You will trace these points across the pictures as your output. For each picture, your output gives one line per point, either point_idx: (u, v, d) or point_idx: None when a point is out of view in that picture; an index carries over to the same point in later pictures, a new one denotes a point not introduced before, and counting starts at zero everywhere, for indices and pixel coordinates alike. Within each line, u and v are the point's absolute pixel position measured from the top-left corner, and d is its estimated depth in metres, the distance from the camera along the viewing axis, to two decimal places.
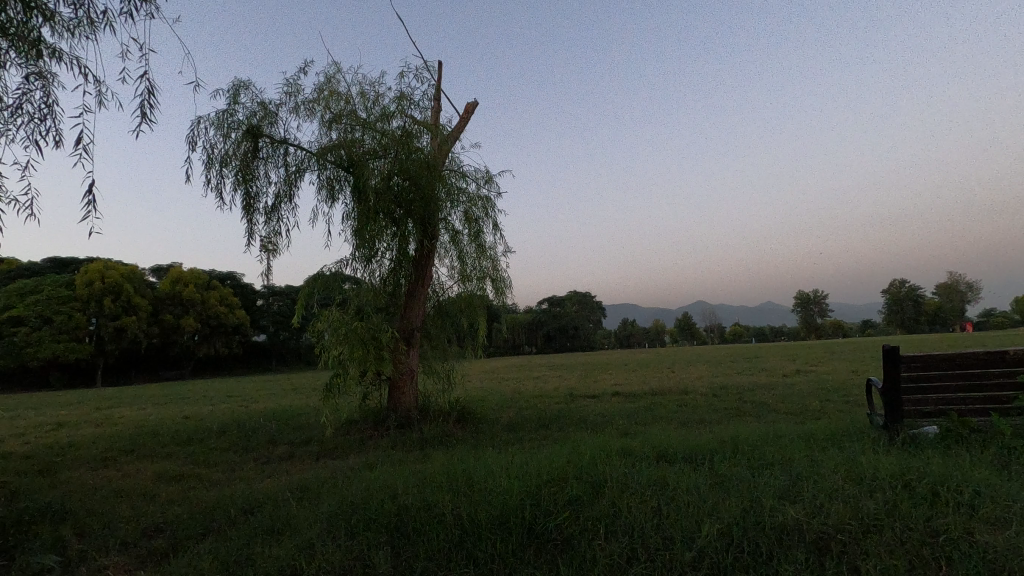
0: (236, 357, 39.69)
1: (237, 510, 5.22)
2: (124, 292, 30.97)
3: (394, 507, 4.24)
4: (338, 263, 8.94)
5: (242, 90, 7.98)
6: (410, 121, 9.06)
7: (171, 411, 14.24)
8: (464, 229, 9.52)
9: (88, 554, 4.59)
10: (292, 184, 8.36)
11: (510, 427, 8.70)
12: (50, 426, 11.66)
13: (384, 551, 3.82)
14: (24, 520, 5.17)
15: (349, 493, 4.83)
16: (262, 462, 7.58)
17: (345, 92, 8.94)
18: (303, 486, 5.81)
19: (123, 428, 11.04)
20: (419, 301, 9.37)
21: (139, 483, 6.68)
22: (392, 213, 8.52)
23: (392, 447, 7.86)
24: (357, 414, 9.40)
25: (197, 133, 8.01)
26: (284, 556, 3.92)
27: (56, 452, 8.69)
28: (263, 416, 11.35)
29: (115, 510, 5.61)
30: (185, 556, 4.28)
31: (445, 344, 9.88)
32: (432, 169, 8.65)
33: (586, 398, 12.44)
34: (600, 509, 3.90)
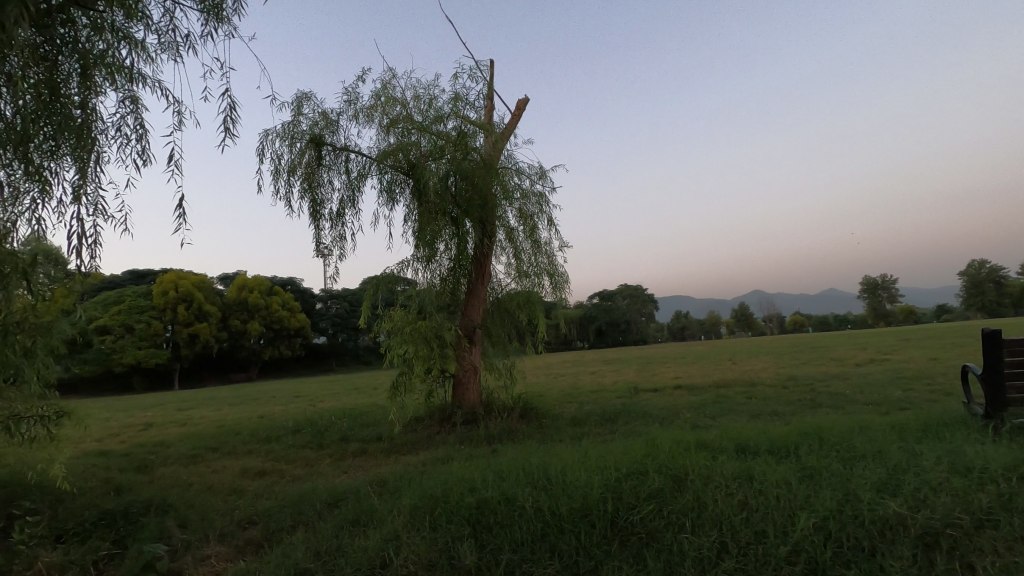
0: (299, 360, 41.44)
1: (322, 503, 5.46)
2: (196, 300, 32.90)
3: (475, 500, 4.33)
4: (400, 264, 9.19)
5: (304, 101, 8.27)
6: (464, 122, 9.17)
7: (245, 411, 15.02)
8: (519, 226, 9.60)
9: (192, 543, 4.93)
10: (354, 190, 8.63)
11: (576, 421, 8.70)
12: (143, 425, 12.61)
13: (469, 544, 3.92)
14: (132, 512, 5.58)
15: (429, 487, 4.96)
16: (337, 458, 7.90)
17: (400, 97, 9.12)
18: (381, 480, 6.01)
19: (205, 428, 11.76)
20: (479, 298, 9.50)
21: (228, 478, 7.10)
22: (451, 213, 8.67)
23: (461, 442, 8.02)
24: (423, 411, 9.63)
25: (266, 145, 8.38)
26: (374, 546, 4.05)
27: (152, 450, 9.37)
28: (332, 414, 11.84)
29: (211, 503, 5.99)
30: (280, 547, 4.51)
31: (506, 341, 9.98)
32: (489, 168, 8.74)
33: (648, 392, 12.25)
34: (684, 503, 3.85)
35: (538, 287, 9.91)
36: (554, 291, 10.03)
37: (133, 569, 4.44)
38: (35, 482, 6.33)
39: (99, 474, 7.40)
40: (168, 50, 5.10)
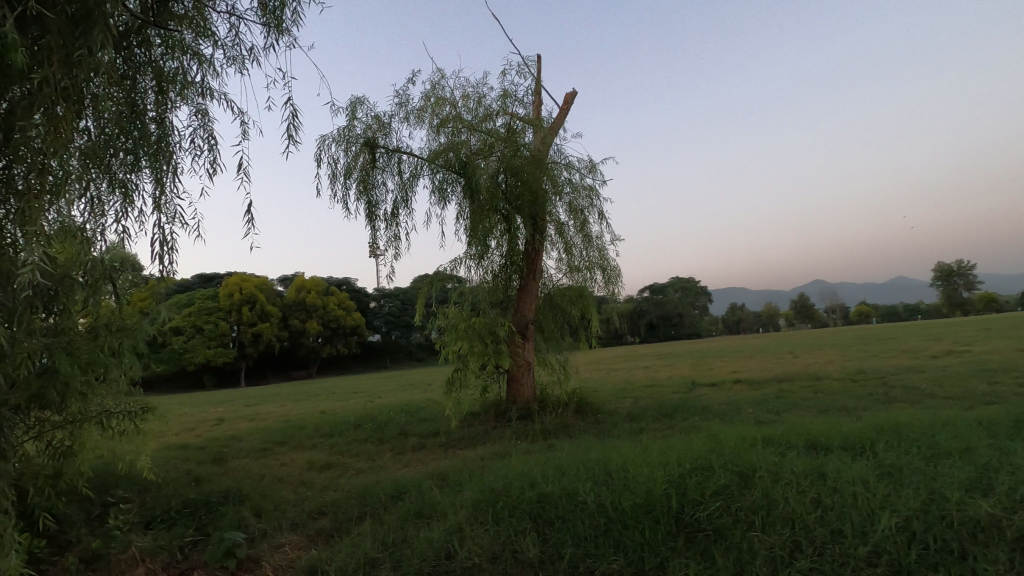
0: (355, 357, 42.79)
1: (386, 496, 5.62)
2: (259, 301, 34.49)
3: (536, 495, 4.36)
4: (452, 262, 9.33)
5: (358, 106, 8.50)
6: (513, 119, 9.18)
7: (308, 407, 15.65)
8: (569, 220, 9.60)
9: (267, 532, 5.19)
10: (407, 191, 8.82)
11: (632, 416, 8.62)
12: (215, 420, 13.35)
13: (532, 538, 3.95)
14: (212, 501, 5.93)
15: (490, 481, 5.03)
16: (398, 452, 8.12)
17: (449, 97, 9.22)
18: (441, 474, 6.14)
19: (271, 423, 12.33)
20: (531, 294, 9.53)
21: (296, 470, 7.43)
22: (502, 209, 8.74)
23: (517, 437, 8.09)
24: (478, 406, 9.76)
25: (323, 150, 8.68)
26: (438, 538, 4.14)
27: (224, 443, 9.91)
28: (390, 410, 12.16)
29: (283, 494, 6.28)
30: (349, 537, 4.68)
31: (559, 336, 9.96)
32: (538, 164, 8.76)
33: (706, 387, 11.97)
34: (752, 500, 3.77)
35: (590, 282, 9.88)
36: (605, 285, 9.98)
37: (216, 555, 4.71)
38: (124, 473, 6.81)
39: (179, 466, 7.88)
40: (234, 63, 5.35)
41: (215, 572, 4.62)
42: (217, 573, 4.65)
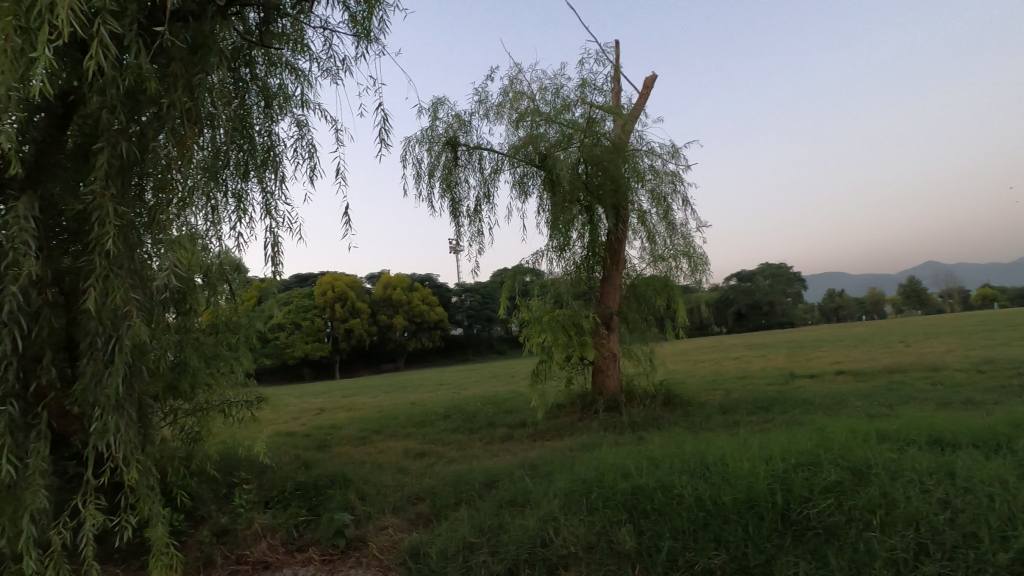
0: (440, 350, 44.23)
1: (480, 483, 5.81)
2: (350, 299, 36.50)
3: (630, 486, 4.34)
4: (534, 255, 9.41)
5: (440, 106, 8.74)
6: (591, 108, 9.07)
7: (398, 397, 16.39)
8: (652, 208, 9.39)
9: (372, 514, 5.53)
10: (489, 186, 8.98)
11: (725, 408, 8.33)
12: (316, 410, 14.30)
13: (627, 529, 3.95)
14: (321, 483, 6.39)
15: (582, 472, 5.05)
16: (487, 442, 8.34)
17: (527, 90, 9.23)
18: (531, 464, 6.25)
19: (367, 413, 13.04)
20: (614, 285, 9.39)
21: (394, 457, 7.84)
22: (583, 200, 8.70)
23: (604, 429, 8.06)
24: (564, 398, 9.82)
25: (408, 151, 9.01)
26: (533, 526, 4.22)
27: (326, 431, 10.60)
28: (476, 401, 12.49)
29: (383, 479, 6.65)
30: (448, 521, 4.88)
31: (644, 327, 9.75)
32: (619, 152, 8.62)
33: (805, 378, 11.29)
34: (869, 498, 3.67)
35: (676, 271, 9.62)
36: (691, 274, 9.70)
37: (328, 534, 5.09)
38: (244, 457, 7.48)
39: (289, 452, 8.54)
40: (328, 74, 5.68)
41: (329, 550, 5.00)
42: (330, 550, 5.03)
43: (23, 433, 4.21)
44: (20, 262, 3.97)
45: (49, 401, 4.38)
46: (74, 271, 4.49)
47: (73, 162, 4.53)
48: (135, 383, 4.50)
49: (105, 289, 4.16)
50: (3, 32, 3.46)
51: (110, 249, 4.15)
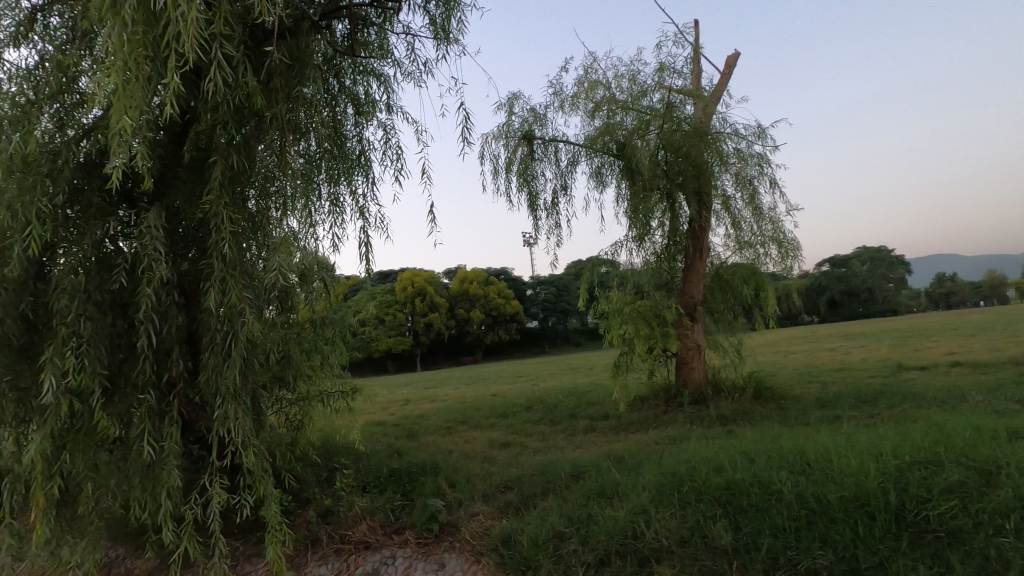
0: (516, 343, 44.72)
1: (567, 474, 5.86)
2: (429, 294, 37.69)
3: (725, 481, 4.23)
4: (614, 246, 9.30)
5: (515, 101, 8.81)
6: (670, 93, 8.80)
7: (478, 389, 16.75)
8: (737, 193, 9.00)
9: (463, 501, 5.71)
10: (566, 178, 8.96)
11: (823, 402, 7.85)
12: (402, 401, 14.92)
13: (723, 525, 3.86)
14: (414, 470, 6.70)
15: (672, 465, 4.97)
16: (570, 434, 8.36)
17: (602, 79, 9.07)
18: (617, 456, 6.22)
19: (450, 404, 13.44)
20: (698, 274, 9.07)
21: (480, 447, 8.06)
22: (663, 187, 8.47)
23: (691, 422, 7.85)
24: (646, 390, 9.64)
25: (485, 148, 9.16)
26: (623, 518, 4.20)
27: (413, 421, 11.06)
28: (556, 393, 12.52)
29: (472, 468, 6.88)
30: (537, 510, 4.97)
31: (731, 317, 9.35)
32: (701, 136, 8.31)
33: (914, 370, 10.42)
34: (1000, 501, 3.48)
35: (763, 257, 9.18)
36: (780, 261, 9.21)
37: (422, 518, 5.32)
38: (341, 444, 7.98)
39: (381, 440, 9.00)
40: (412, 77, 5.88)
41: (424, 534, 5.24)
42: (426, 534, 5.28)
43: (159, 420, 4.72)
44: (153, 266, 4.45)
45: (178, 390, 4.89)
46: (193, 273, 4.95)
47: (190, 174, 4.98)
48: (249, 374, 4.93)
49: (223, 289, 4.58)
50: (136, 61, 3.88)
51: (226, 252, 4.55)
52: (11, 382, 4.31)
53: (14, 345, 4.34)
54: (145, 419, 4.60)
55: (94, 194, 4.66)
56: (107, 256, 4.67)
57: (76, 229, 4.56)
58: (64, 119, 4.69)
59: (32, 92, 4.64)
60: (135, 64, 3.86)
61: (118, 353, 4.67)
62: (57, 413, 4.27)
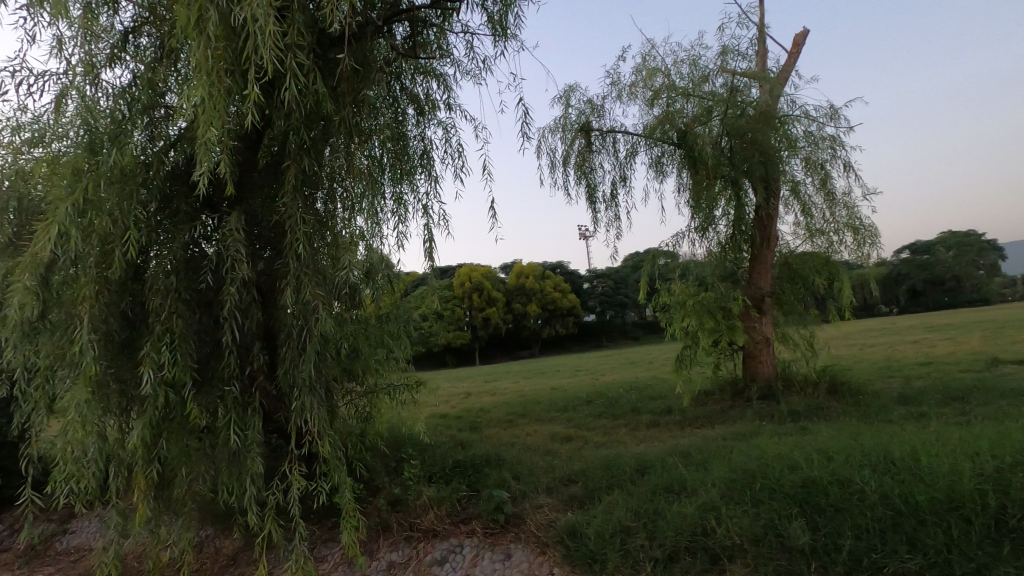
0: (573, 337, 44.49)
1: (632, 469, 5.81)
2: (486, 289, 38.09)
3: (801, 479, 4.09)
4: (675, 237, 9.08)
5: (572, 94, 8.75)
6: (734, 76, 8.49)
7: (537, 383, 16.80)
8: (807, 178, 8.57)
9: (526, 493, 5.75)
10: (625, 169, 8.82)
11: (907, 398, 7.38)
12: (463, 394, 15.20)
13: (800, 524, 3.74)
14: (478, 461, 6.82)
15: (743, 462, 4.84)
16: (633, 429, 8.26)
17: (661, 66, 8.85)
18: (683, 451, 6.09)
19: (509, 398, 13.56)
20: (765, 264, 8.73)
21: (542, 440, 8.10)
22: (727, 174, 8.17)
23: (760, 418, 7.57)
24: (711, 384, 9.37)
25: (542, 142, 9.16)
26: (692, 514, 4.13)
27: (475, 414, 11.25)
28: (616, 387, 12.38)
29: (535, 460, 6.93)
30: (603, 504, 4.96)
31: (802, 309, 8.91)
32: (768, 119, 7.96)
33: (1012, 365, 9.56)
34: None
35: (837, 245, 8.69)
36: (856, 249, 8.73)
37: (488, 508, 5.40)
38: (407, 435, 8.22)
39: (445, 432, 9.21)
40: (471, 75, 5.96)
41: (491, 524, 5.33)
42: (492, 524, 5.37)
43: (242, 410, 5.04)
44: (235, 266, 4.75)
45: (258, 383, 5.20)
46: (269, 272, 5.24)
47: (264, 178, 5.26)
48: (322, 368, 5.17)
49: (298, 287, 4.83)
50: (218, 74, 4.12)
51: (301, 252, 4.79)
52: (114, 375, 4.71)
53: (117, 341, 4.74)
54: (231, 409, 4.92)
55: (181, 200, 5.03)
56: (193, 258, 5.02)
57: (166, 233, 4.94)
58: (155, 132, 5.06)
59: (125, 109, 4.96)
60: (218, 78, 4.11)
61: (205, 348, 5.03)
62: (155, 403, 4.64)
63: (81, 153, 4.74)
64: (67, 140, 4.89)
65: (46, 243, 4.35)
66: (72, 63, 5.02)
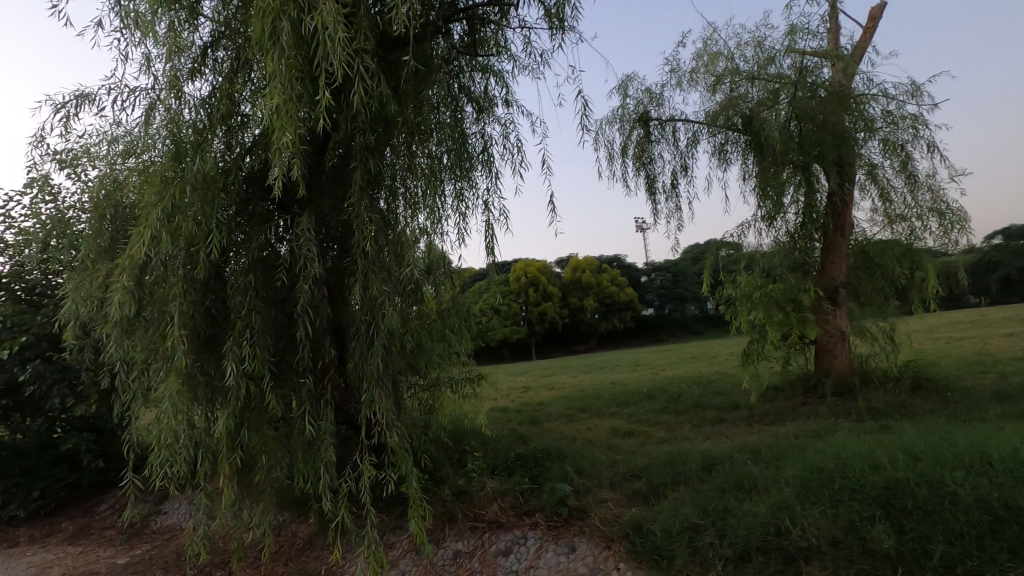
0: (631, 331, 43.80)
1: (698, 466, 5.67)
2: (542, 283, 38.10)
3: (884, 479, 4.02)
4: (740, 227, 8.76)
5: (629, 83, 8.59)
6: (803, 56, 8.08)
7: (596, 378, 16.67)
8: (886, 161, 8.06)
9: (590, 487, 5.71)
10: (686, 158, 8.58)
11: (1003, 396, 6.81)
12: (522, 388, 15.29)
13: (883, 527, 3.61)
14: (540, 454, 6.84)
15: (819, 461, 4.64)
16: (698, 425, 8.04)
17: (723, 50, 8.55)
18: (753, 448, 5.88)
19: (569, 392, 13.53)
20: (839, 254, 8.32)
21: (604, 435, 8.04)
22: (796, 160, 7.76)
23: (836, 416, 7.20)
24: (780, 380, 9.00)
25: (600, 134, 9.04)
26: (765, 514, 4.00)
27: (535, 408, 11.30)
28: (679, 382, 12.11)
29: (597, 455, 6.89)
30: (669, 501, 4.87)
31: (881, 300, 8.38)
32: (841, 100, 7.54)
33: None
34: None
35: (920, 231, 8.11)
36: (941, 235, 8.11)
37: (551, 502, 5.42)
38: (469, 428, 8.36)
39: (506, 425, 9.30)
40: (529, 70, 5.97)
41: (554, 518, 5.35)
42: (555, 517, 5.39)
43: (316, 401, 5.30)
44: (308, 264, 4.99)
45: (330, 376, 5.44)
46: (338, 270, 5.48)
47: (332, 180, 5.47)
48: (389, 362, 5.34)
49: (366, 284, 5.02)
50: (290, 82, 4.32)
51: (367, 250, 4.98)
52: (201, 367, 5.05)
53: (203, 336, 5.09)
54: (305, 401, 5.19)
55: (256, 204, 5.35)
56: (269, 258, 5.32)
57: (244, 234, 5.25)
58: (232, 140, 5.37)
59: (205, 118, 5.29)
60: (290, 85, 4.31)
61: (282, 343, 5.33)
62: (238, 394, 4.95)
63: (168, 162, 5.10)
64: (156, 151, 5.27)
65: (141, 247, 4.73)
66: (159, 78, 5.40)
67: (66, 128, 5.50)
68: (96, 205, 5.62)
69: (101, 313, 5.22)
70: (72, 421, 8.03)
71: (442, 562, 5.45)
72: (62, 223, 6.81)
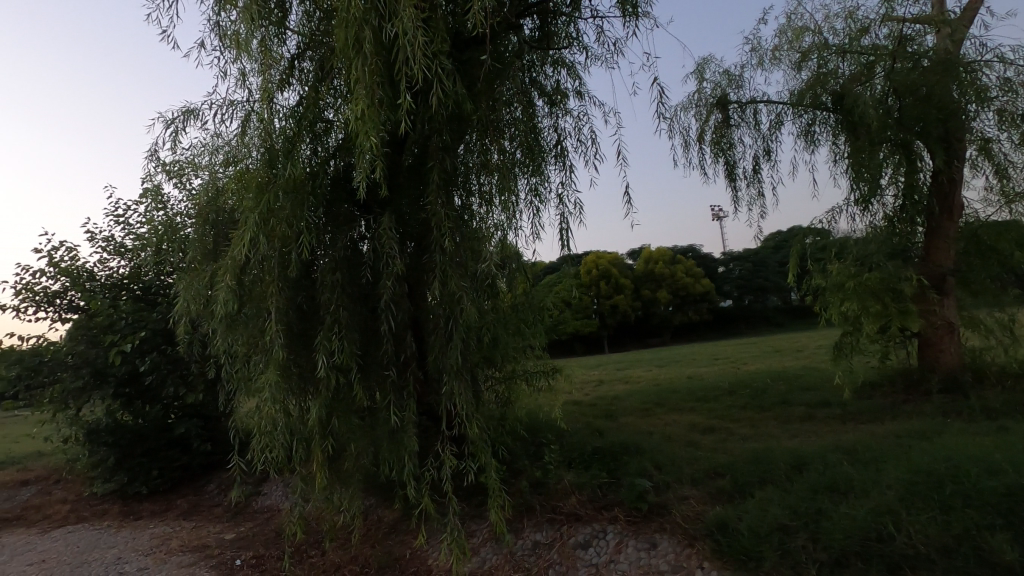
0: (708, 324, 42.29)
1: (787, 465, 5.41)
2: (614, 276, 37.51)
3: (1004, 486, 3.75)
4: (830, 212, 8.23)
5: (706, 66, 8.27)
6: (901, 24, 7.45)
7: (672, 372, 16.23)
8: (1002, 134, 7.29)
9: (670, 483, 5.59)
10: (769, 141, 8.15)
11: None
12: (595, 382, 15.15)
13: (1005, 536, 3.42)
14: (617, 448, 6.78)
15: (924, 463, 4.32)
16: (784, 422, 7.65)
17: (810, 24, 8.02)
18: (847, 448, 5.54)
19: (644, 386, 13.26)
20: (945, 238, 7.64)
21: (683, 431, 7.84)
22: (897, 137, 7.14)
23: (943, 415, 6.62)
24: (878, 375, 8.37)
25: (675, 121, 8.78)
26: (864, 518, 3.77)
27: (609, 402, 11.17)
28: (762, 377, 11.55)
29: (677, 451, 6.73)
30: (755, 500, 4.67)
31: (998, 288, 7.58)
32: (947, 69, 6.90)
33: None
34: None
35: None
36: None
37: (631, 497, 5.38)
38: (544, 421, 8.40)
39: (581, 419, 9.26)
40: (602, 60, 5.89)
41: (634, 513, 5.31)
42: (635, 513, 5.34)
43: (399, 393, 5.53)
44: (391, 261, 5.21)
45: (411, 369, 5.63)
46: (416, 266, 5.64)
47: (409, 179, 5.63)
48: (467, 355, 5.48)
49: (444, 280, 5.17)
50: (371, 87, 4.50)
51: (447, 246, 5.13)
52: (296, 360, 5.41)
53: (296, 331, 5.43)
54: (390, 393, 5.43)
55: (341, 205, 5.62)
56: (355, 257, 5.59)
57: (330, 234, 5.54)
58: (318, 145, 5.68)
59: (292, 126, 5.59)
60: (372, 91, 4.50)
61: (367, 336, 5.58)
62: (329, 385, 5.27)
63: (262, 168, 5.47)
64: (250, 159, 5.65)
65: (243, 248, 5.12)
66: (253, 91, 5.80)
67: (175, 141, 6.03)
68: (200, 211, 6.12)
69: (207, 310, 5.70)
70: (183, 408, 8.76)
71: (522, 552, 5.54)
72: (172, 228, 7.48)
